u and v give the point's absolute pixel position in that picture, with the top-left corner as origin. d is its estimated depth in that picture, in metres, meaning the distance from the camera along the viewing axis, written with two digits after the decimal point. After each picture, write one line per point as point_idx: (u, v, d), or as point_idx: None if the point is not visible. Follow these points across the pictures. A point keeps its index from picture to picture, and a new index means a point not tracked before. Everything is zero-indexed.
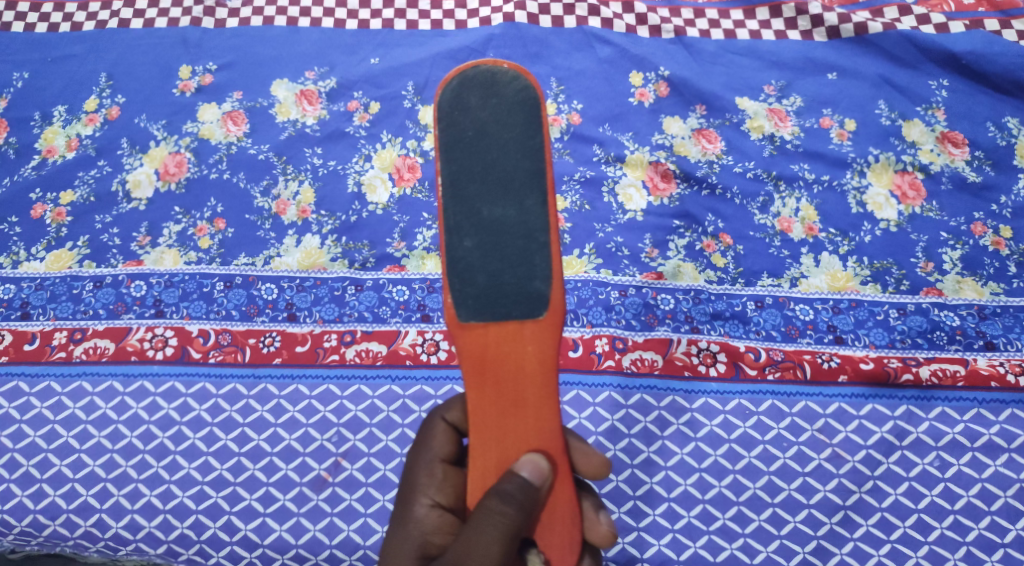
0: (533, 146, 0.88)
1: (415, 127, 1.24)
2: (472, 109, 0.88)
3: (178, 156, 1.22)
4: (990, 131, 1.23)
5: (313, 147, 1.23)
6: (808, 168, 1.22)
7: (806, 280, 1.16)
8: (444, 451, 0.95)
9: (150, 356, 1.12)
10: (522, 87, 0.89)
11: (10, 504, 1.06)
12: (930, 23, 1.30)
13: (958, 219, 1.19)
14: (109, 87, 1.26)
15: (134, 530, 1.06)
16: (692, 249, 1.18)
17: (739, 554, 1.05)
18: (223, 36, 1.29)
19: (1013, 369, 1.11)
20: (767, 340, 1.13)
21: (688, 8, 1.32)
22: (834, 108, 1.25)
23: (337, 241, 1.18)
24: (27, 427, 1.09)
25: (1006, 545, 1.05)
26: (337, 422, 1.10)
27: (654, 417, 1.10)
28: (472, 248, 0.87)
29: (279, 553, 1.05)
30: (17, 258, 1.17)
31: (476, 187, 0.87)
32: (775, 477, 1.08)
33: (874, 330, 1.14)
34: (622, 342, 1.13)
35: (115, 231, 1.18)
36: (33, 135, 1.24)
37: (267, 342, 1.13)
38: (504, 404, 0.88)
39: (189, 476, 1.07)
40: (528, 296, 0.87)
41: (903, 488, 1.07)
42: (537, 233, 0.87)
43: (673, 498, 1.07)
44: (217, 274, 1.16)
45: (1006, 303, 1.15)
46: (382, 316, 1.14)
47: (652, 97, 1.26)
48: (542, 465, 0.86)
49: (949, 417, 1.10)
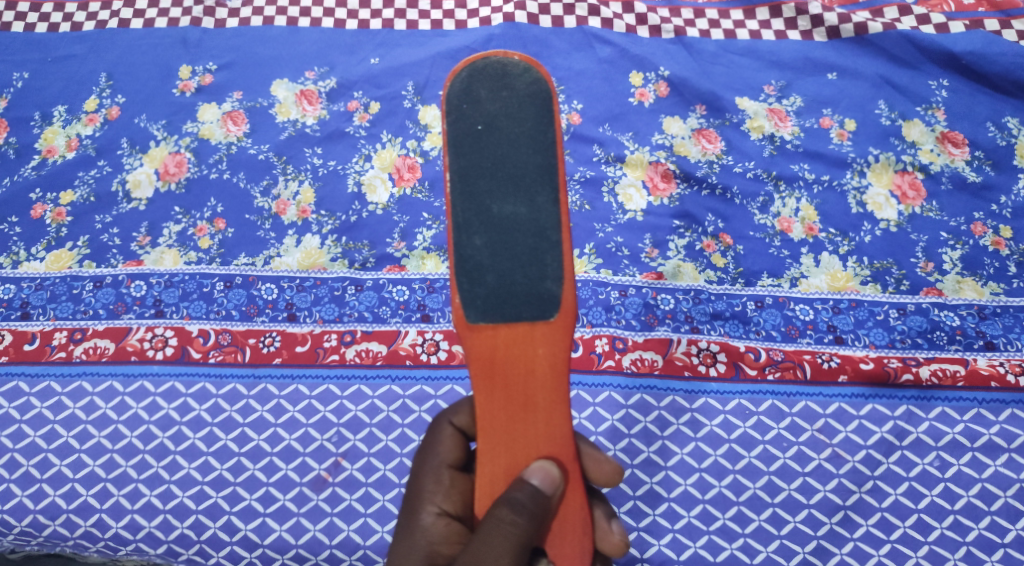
0: (545, 141, 0.88)
1: (415, 127, 1.24)
2: (482, 102, 0.88)
3: (178, 156, 1.22)
4: (990, 131, 1.23)
5: (313, 147, 1.23)
6: (809, 168, 1.22)
7: (806, 280, 1.16)
8: (452, 457, 0.95)
9: (150, 356, 1.12)
10: (533, 80, 0.89)
11: (10, 504, 1.06)
12: (930, 23, 1.30)
13: (958, 219, 1.19)
14: (109, 87, 1.26)
15: (134, 530, 1.06)
16: (692, 248, 1.18)
17: (739, 554, 1.05)
18: (223, 36, 1.29)
19: (1014, 369, 1.11)
20: (767, 340, 1.13)
21: (688, 7, 1.32)
22: (834, 108, 1.25)
23: (337, 241, 1.18)
24: (27, 427, 1.09)
25: (1006, 545, 1.05)
26: (337, 422, 1.10)
27: (653, 417, 1.10)
28: (481, 246, 0.87)
29: (279, 553, 1.05)
30: (17, 258, 1.17)
31: (485, 183, 0.87)
32: (775, 477, 1.08)
33: (874, 330, 1.14)
34: (622, 342, 1.13)
35: (115, 231, 1.18)
36: (34, 135, 1.24)
37: (267, 342, 1.13)
38: (514, 407, 0.88)
39: (189, 476, 1.07)
40: (539, 297, 0.87)
41: (903, 488, 1.07)
42: (548, 231, 0.87)
43: (673, 498, 1.07)
44: (217, 274, 1.16)
45: (1006, 303, 1.15)
46: (382, 316, 1.14)
47: (652, 97, 1.26)
48: (553, 472, 0.86)
49: (949, 418, 1.10)
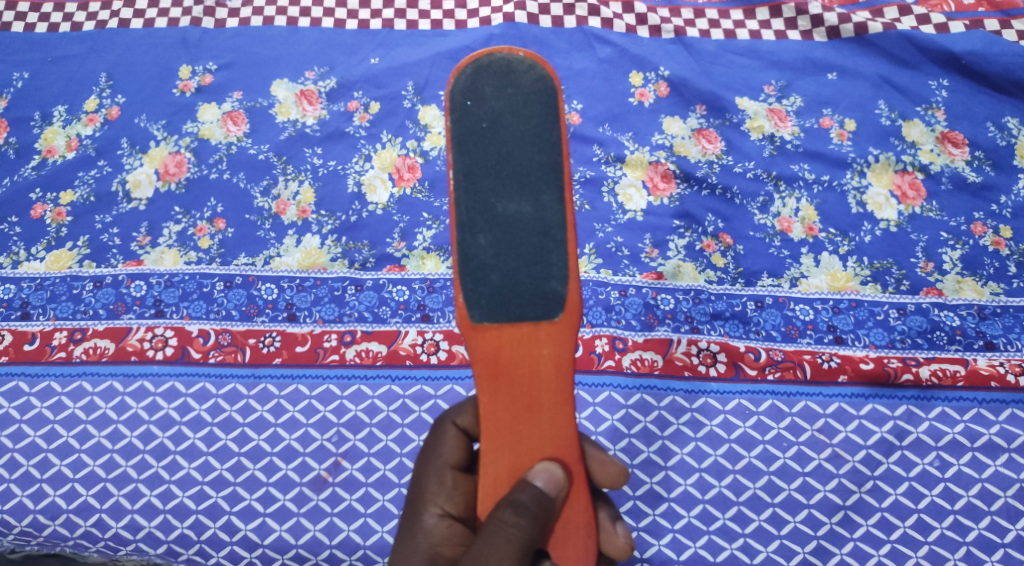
0: (550, 139, 0.88)
1: (415, 127, 1.24)
2: (487, 99, 0.88)
3: (178, 156, 1.22)
4: (990, 131, 1.24)
5: (313, 147, 1.23)
6: (809, 168, 1.22)
7: (805, 280, 1.16)
8: (455, 457, 0.95)
9: (150, 356, 1.12)
10: (538, 77, 0.89)
11: (10, 504, 1.06)
12: (930, 23, 1.30)
13: (958, 219, 1.19)
14: (109, 87, 1.26)
15: (134, 530, 1.06)
16: (692, 248, 1.18)
17: (739, 554, 1.05)
18: (223, 36, 1.29)
19: (1013, 369, 1.12)
20: (767, 340, 1.13)
21: (688, 8, 1.32)
22: (834, 108, 1.25)
23: (337, 241, 1.18)
24: (27, 427, 1.09)
25: (1006, 545, 1.05)
26: (337, 422, 1.10)
27: (653, 417, 1.10)
28: (486, 246, 0.87)
29: (279, 553, 1.05)
30: (17, 258, 1.17)
31: (490, 182, 0.87)
32: (775, 477, 1.08)
33: (874, 330, 1.14)
34: (622, 342, 1.13)
35: (115, 231, 1.18)
36: (33, 135, 1.24)
37: (267, 342, 1.13)
38: (519, 409, 0.88)
39: (189, 476, 1.07)
40: (544, 296, 0.87)
41: (903, 488, 1.07)
42: (552, 230, 0.87)
43: (673, 498, 1.07)
44: (217, 273, 1.16)
45: (1005, 303, 1.15)
46: (382, 316, 1.14)
47: (652, 97, 1.26)
48: (557, 473, 0.86)
49: (949, 417, 1.10)
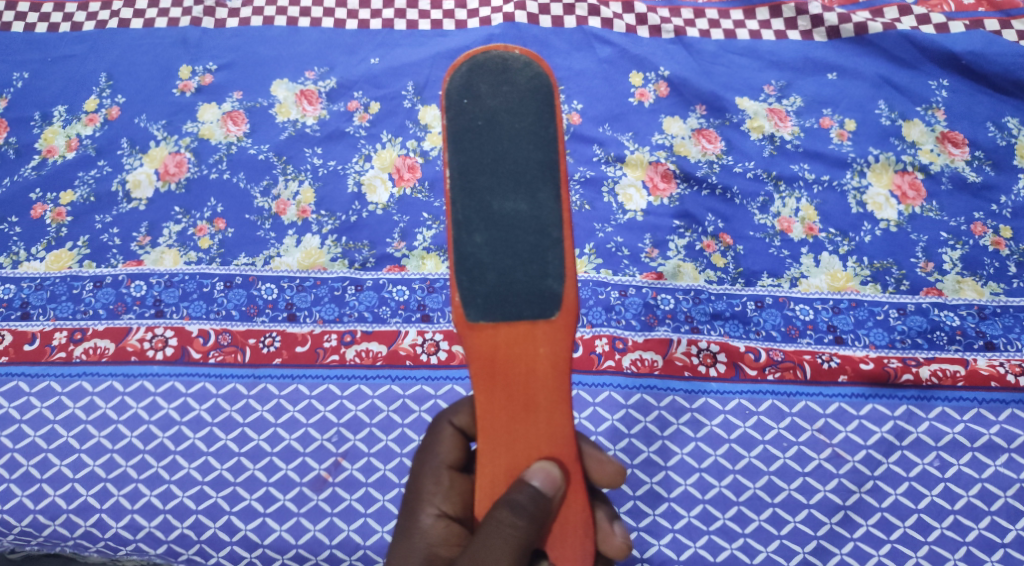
0: (546, 137, 0.88)
1: (415, 127, 1.24)
2: (483, 97, 0.88)
3: (178, 156, 1.22)
4: (990, 131, 1.24)
5: (313, 147, 1.23)
6: (809, 168, 1.22)
7: (806, 280, 1.16)
8: (451, 457, 0.95)
9: (150, 356, 1.12)
10: (534, 75, 0.89)
11: (10, 504, 1.06)
12: (930, 23, 1.30)
13: (958, 219, 1.19)
14: (109, 87, 1.26)
15: (134, 530, 1.06)
16: (692, 248, 1.18)
17: (739, 554, 1.05)
18: (223, 36, 1.29)
19: (1014, 369, 1.12)
20: (767, 340, 1.13)
21: (688, 7, 1.32)
22: (834, 108, 1.25)
23: (337, 241, 1.18)
24: (27, 427, 1.09)
25: (1006, 545, 1.05)
26: (337, 422, 1.10)
27: (653, 417, 1.10)
28: (482, 244, 0.87)
29: (279, 553, 1.05)
30: (17, 258, 1.17)
31: (486, 180, 0.87)
32: (775, 477, 1.08)
33: (874, 330, 1.14)
34: (622, 342, 1.13)
35: (115, 231, 1.18)
36: (33, 135, 1.24)
37: (267, 342, 1.13)
38: (515, 408, 0.88)
39: (189, 476, 1.07)
40: (540, 295, 0.87)
41: (903, 488, 1.07)
42: (549, 229, 0.87)
43: (673, 498, 1.07)
44: (217, 273, 1.16)
45: (1005, 303, 1.15)
46: (382, 316, 1.14)
47: (652, 97, 1.26)
48: (554, 473, 0.86)
49: (949, 418, 1.10)
